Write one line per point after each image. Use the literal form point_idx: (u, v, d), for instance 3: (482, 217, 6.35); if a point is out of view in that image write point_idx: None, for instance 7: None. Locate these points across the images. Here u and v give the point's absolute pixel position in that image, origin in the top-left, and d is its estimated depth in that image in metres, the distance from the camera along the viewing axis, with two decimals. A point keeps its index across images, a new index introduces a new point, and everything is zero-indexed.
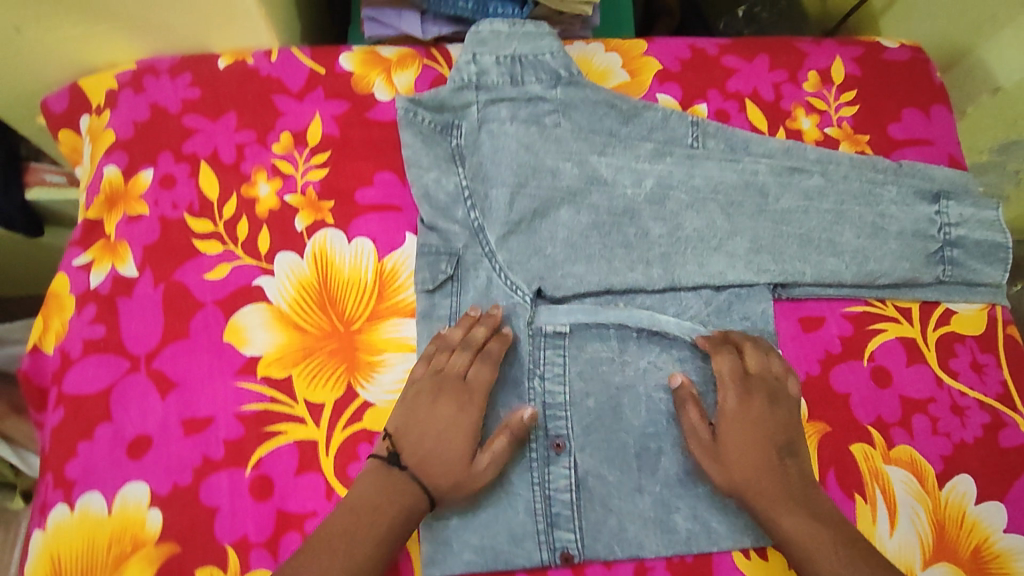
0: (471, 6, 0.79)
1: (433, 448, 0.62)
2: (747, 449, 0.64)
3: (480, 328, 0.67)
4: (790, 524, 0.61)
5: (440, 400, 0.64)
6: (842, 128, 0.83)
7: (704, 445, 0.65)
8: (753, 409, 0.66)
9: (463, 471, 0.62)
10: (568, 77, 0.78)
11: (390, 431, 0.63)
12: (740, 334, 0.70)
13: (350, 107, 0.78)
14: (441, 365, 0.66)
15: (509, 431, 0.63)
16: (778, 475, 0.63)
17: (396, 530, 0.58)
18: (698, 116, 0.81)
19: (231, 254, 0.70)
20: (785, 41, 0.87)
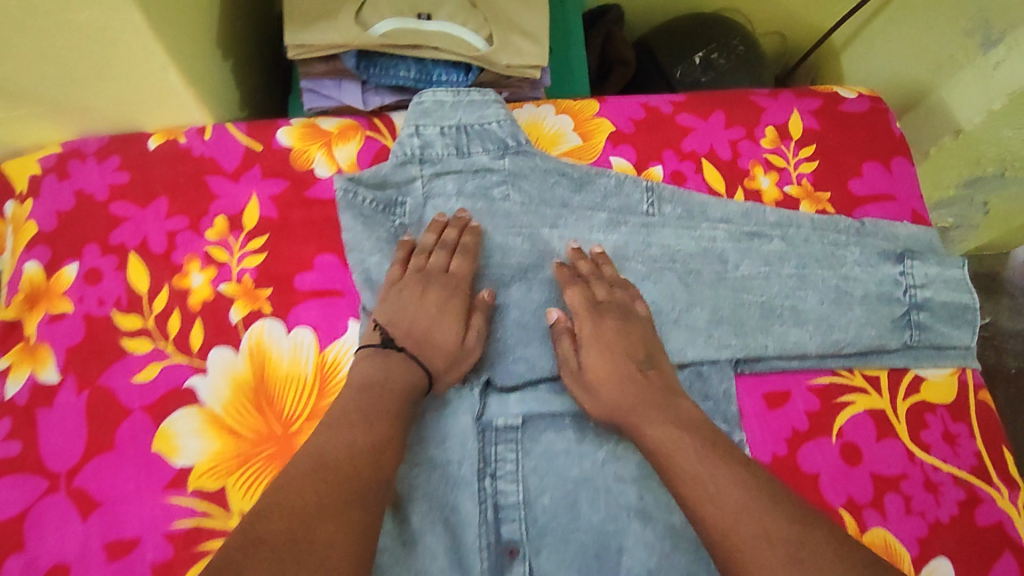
0: (414, 75, 0.75)
1: (428, 331, 0.65)
2: (603, 364, 0.65)
3: (452, 230, 0.70)
4: (654, 434, 0.60)
5: (426, 293, 0.67)
6: (803, 185, 0.81)
7: (573, 368, 0.66)
8: (607, 329, 0.67)
9: (455, 344, 0.66)
10: (515, 146, 0.75)
11: (379, 323, 0.66)
12: (586, 263, 0.71)
13: (288, 186, 0.74)
14: (421, 264, 0.68)
15: (485, 310, 0.68)
16: (633, 384, 0.64)
17: (406, 408, 0.60)
18: (654, 181, 0.78)
19: (161, 353, 0.67)
20: (741, 95, 0.84)
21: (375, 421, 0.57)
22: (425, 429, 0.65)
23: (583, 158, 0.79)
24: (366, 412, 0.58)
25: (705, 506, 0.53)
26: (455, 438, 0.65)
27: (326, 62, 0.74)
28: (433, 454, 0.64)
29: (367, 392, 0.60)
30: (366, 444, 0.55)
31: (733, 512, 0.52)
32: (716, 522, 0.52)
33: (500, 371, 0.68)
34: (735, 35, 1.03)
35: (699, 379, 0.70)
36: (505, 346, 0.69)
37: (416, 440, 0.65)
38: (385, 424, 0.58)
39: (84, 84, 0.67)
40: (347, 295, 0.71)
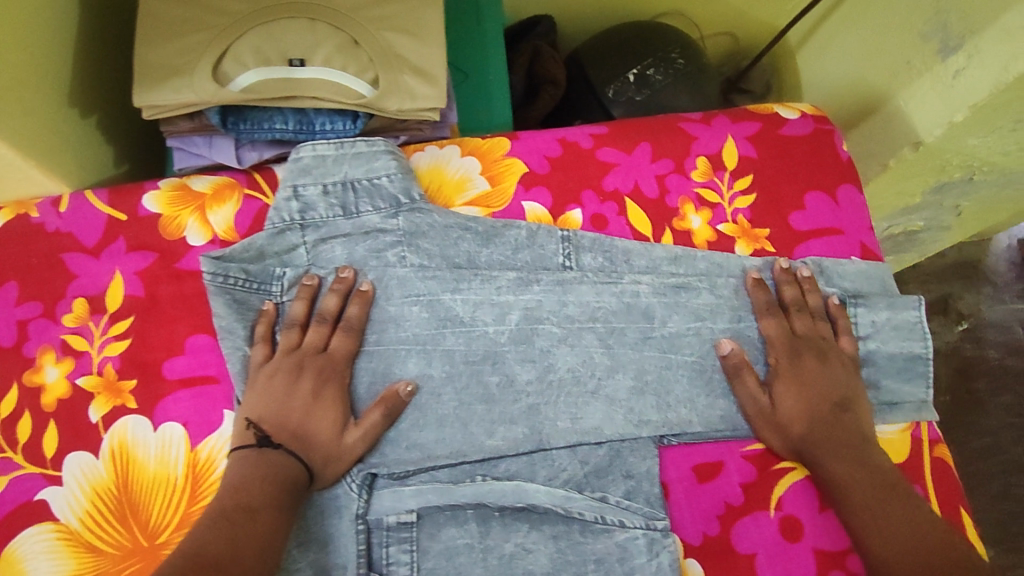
0: (290, 126, 0.68)
1: (303, 421, 0.59)
2: (803, 401, 0.63)
3: (334, 297, 0.64)
4: (846, 475, 0.60)
5: (300, 380, 0.60)
6: (738, 222, 0.73)
7: (755, 399, 0.64)
8: (811, 365, 0.65)
9: (334, 438, 0.59)
10: (408, 202, 0.67)
11: (252, 419, 0.59)
12: (790, 289, 0.68)
13: (157, 259, 0.67)
14: (295, 343, 0.63)
15: (385, 405, 0.61)
16: (830, 424, 0.63)
17: (279, 497, 0.54)
18: (571, 229, 0.70)
19: (10, 463, 0.61)
20: (670, 122, 0.76)
21: (259, 512, 0.53)
22: (307, 531, 0.59)
23: (491, 205, 0.71)
24: (251, 499, 0.53)
25: (879, 536, 0.57)
26: (338, 541, 0.59)
27: (191, 118, 0.67)
28: (315, 560, 0.58)
29: (234, 486, 0.54)
30: (246, 536, 0.50)
31: (903, 543, 0.56)
32: (882, 549, 0.56)
33: (390, 460, 0.62)
34: (675, 46, 0.94)
35: (619, 458, 0.63)
36: (400, 432, 0.62)
37: (297, 545, 0.58)
38: (270, 513, 0.53)
39: None
40: (223, 382, 0.64)
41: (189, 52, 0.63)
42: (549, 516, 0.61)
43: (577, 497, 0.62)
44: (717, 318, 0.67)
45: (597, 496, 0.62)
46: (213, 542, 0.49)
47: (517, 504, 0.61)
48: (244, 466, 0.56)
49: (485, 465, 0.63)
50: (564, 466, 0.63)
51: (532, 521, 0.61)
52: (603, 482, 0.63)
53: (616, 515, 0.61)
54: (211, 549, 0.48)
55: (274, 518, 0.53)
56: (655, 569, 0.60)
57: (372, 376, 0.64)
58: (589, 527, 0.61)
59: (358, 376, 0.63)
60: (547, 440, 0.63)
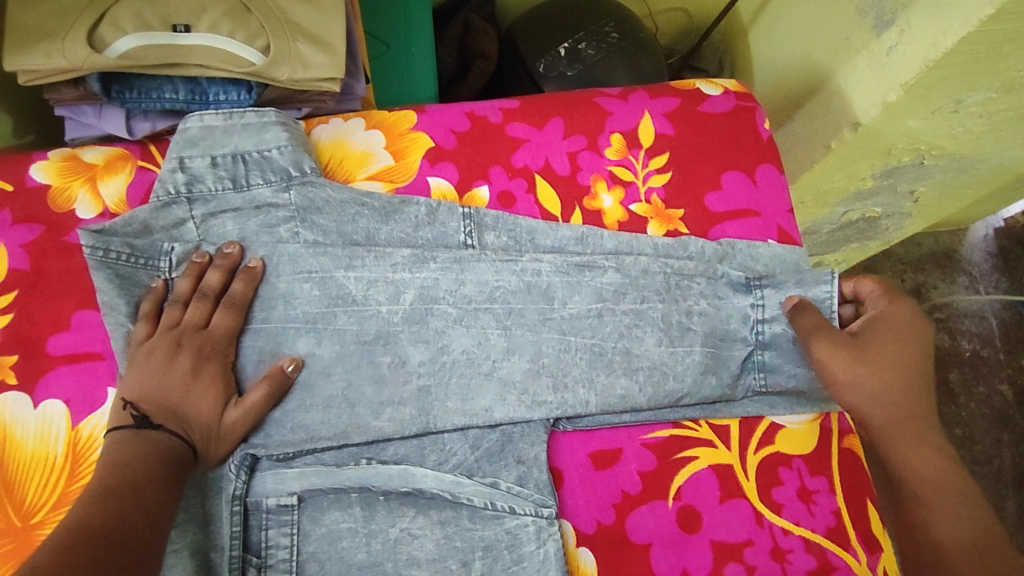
0: (182, 96, 0.66)
1: (182, 399, 0.57)
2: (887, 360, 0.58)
3: (216, 274, 0.62)
4: (926, 465, 0.55)
5: (179, 359, 0.58)
6: (652, 202, 0.70)
7: (844, 347, 0.58)
8: (909, 329, 0.60)
9: (211, 417, 0.57)
10: (300, 175, 0.64)
11: (129, 399, 0.56)
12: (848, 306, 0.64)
13: (44, 231, 0.65)
14: (176, 320, 0.61)
15: (268, 382, 0.58)
16: (913, 402, 0.57)
17: (165, 474, 0.52)
18: (474, 206, 0.68)
19: None
20: (584, 97, 0.73)
21: (145, 487, 0.50)
22: (185, 512, 0.56)
23: (394, 180, 0.69)
24: (135, 475, 0.50)
25: (952, 524, 0.53)
26: (218, 522, 0.56)
27: (76, 86, 0.65)
28: (190, 542, 0.55)
29: (121, 463, 0.51)
30: (137, 513, 0.47)
31: (967, 536, 0.52)
32: (946, 534, 0.53)
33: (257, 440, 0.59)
34: (608, 20, 0.92)
35: (510, 442, 0.61)
36: (285, 412, 0.60)
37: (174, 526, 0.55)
38: (157, 487, 0.51)
39: None
40: (107, 359, 0.62)
41: (66, 15, 0.61)
42: (437, 502, 0.58)
43: (467, 483, 0.58)
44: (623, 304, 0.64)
45: (487, 481, 0.59)
46: (100, 516, 0.46)
47: (402, 488, 0.57)
48: (119, 448, 0.53)
49: (372, 449, 0.60)
50: (454, 450, 0.60)
51: (419, 506, 0.58)
52: (495, 467, 0.60)
53: (506, 502, 0.58)
54: (95, 524, 0.45)
55: (160, 493, 0.50)
56: (543, 558, 0.56)
57: (258, 354, 0.62)
58: (478, 513, 0.58)
59: (244, 356, 0.62)
60: (434, 422, 0.60)
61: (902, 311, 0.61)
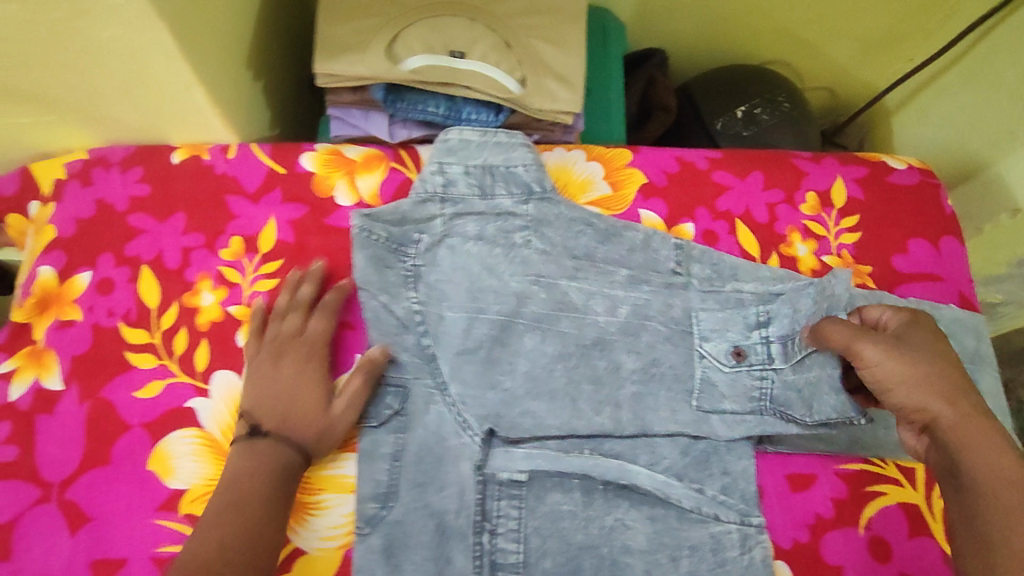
0: (442, 112, 0.73)
1: (287, 403, 0.62)
2: (928, 352, 0.57)
3: (308, 287, 0.69)
4: (1007, 470, 0.50)
5: (280, 367, 0.64)
6: (842, 256, 0.77)
7: (896, 347, 0.56)
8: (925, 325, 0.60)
9: (326, 410, 0.62)
10: (541, 193, 0.73)
11: (244, 410, 0.62)
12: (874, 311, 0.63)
13: (309, 212, 0.73)
14: (274, 331, 0.66)
15: (363, 372, 0.63)
16: (971, 396, 0.55)
17: (260, 488, 0.58)
18: (682, 238, 0.76)
19: (166, 370, 0.66)
20: (781, 157, 0.81)
21: (249, 505, 0.56)
22: (426, 475, 0.63)
23: (611, 208, 0.76)
24: (236, 495, 0.57)
25: None
26: (454, 487, 0.62)
27: (353, 92, 0.73)
28: (430, 501, 0.62)
29: (229, 485, 0.58)
30: (229, 538, 0.54)
31: None
32: None
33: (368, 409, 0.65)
34: (781, 91, 0.99)
35: (716, 454, 0.66)
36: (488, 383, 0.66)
37: (416, 486, 0.62)
38: (259, 504, 0.57)
39: (110, 98, 0.67)
40: (356, 329, 0.70)
41: (365, 32, 0.70)
42: (649, 498, 0.64)
43: (678, 484, 0.64)
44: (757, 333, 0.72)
45: (695, 486, 0.65)
46: (207, 549, 0.53)
47: (621, 480, 0.63)
48: (258, 449, 0.60)
49: (592, 441, 0.66)
50: (665, 454, 0.66)
51: (632, 500, 0.63)
52: (701, 475, 0.66)
53: (711, 509, 0.63)
54: (202, 558, 0.52)
55: (262, 509, 0.57)
56: (747, 564, 0.62)
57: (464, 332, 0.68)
58: (685, 515, 0.63)
59: (449, 331, 0.68)
60: (650, 426, 0.66)
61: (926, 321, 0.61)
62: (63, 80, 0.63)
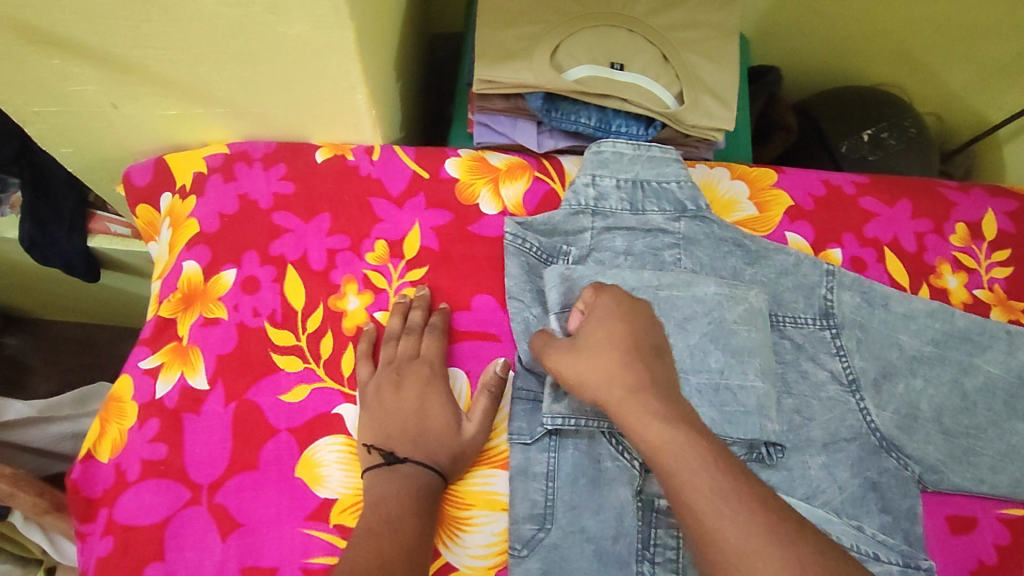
0: (593, 123, 0.72)
1: (419, 426, 0.61)
2: (609, 336, 0.51)
3: (419, 312, 0.66)
4: (657, 439, 0.46)
5: (399, 391, 0.62)
6: (994, 291, 0.75)
7: (567, 350, 0.53)
8: (606, 300, 0.54)
9: (453, 431, 0.61)
10: (694, 210, 0.71)
11: (370, 442, 0.60)
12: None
13: (453, 219, 0.71)
14: (390, 355, 0.65)
15: (488, 390, 0.63)
16: (645, 371, 0.49)
17: (406, 505, 0.55)
18: (832, 264, 0.73)
19: (312, 374, 0.64)
20: (928, 186, 0.79)
21: (400, 521, 0.54)
22: (581, 498, 0.61)
23: (758, 229, 0.74)
24: (390, 511, 0.55)
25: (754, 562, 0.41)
26: (611, 512, 0.61)
27: (505, 99, 0.73)
28: (586, 526, 0.60)
29: (377, 505, 0.55)
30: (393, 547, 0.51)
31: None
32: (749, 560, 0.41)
33: (514, 425, 0.63)
34: (907, 115, 0.98)
35: (878, 491, 0.64)
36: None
37: (571, 509, 0.61)
38: (411, 519, 0.54)
39: (268, 91, 0.67)
40: (504, 342, 0.67)
41: (527, 40, 0.70)
42: None
43: (836, 521, 0.61)
44: (913, 368, 0.69)
45: (855, 524, 0.62)
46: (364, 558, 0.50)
47: None
48: (400, 470, 0.58)
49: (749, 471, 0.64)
50: (824, 488, 0.64)
51: None
52: (860, 511, 0.64)
53: (870, 547, 0.59)
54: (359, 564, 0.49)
55: (414, 525, 0.54)
56: None
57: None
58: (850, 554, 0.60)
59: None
60: (806, 458, 0.65)
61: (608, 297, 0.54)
62: (228, 73, 0.64)
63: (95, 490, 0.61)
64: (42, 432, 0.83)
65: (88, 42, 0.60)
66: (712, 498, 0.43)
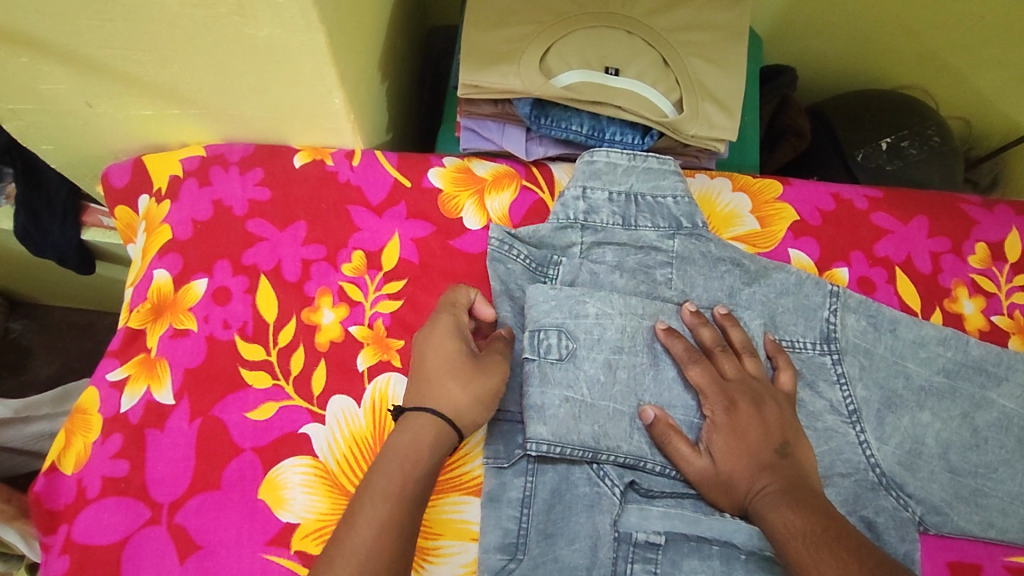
0: (585, 130, 0.69)
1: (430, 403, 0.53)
2: (732, 451, 0.58)
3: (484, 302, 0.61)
4: (778, 516, 0.53)
5: (434, 338, 0.56)
6: (1013, 317, 0.70)
7: (693, 454, 0.58)
8: (741, 420, 0.58)
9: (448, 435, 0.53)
10: (689, 227, 0.67)
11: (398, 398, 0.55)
12: (708, 330, 0.62)
13: (434, 231, 0.68)
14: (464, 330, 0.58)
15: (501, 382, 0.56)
16: (762, 465, 0.57)
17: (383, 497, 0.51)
18: (838, 284, 0.68)
19: (280, 392, 0.62)
20: (949, 201, 0.74)
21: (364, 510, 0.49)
22: (555, 525, 0.58)
23: (758, 245, 0.70)
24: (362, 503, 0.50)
25: None
26: (586, 541, 0.57)
27: (494, 103, 0.70)
28: (560, 555, 0.57)
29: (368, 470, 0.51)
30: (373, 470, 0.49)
31: None
32: None
33: (491, 448, 0.60)
34: (930, 123, 0.92)
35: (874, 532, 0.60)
36: (615, 408, 0.60)
37: (545, 538, 0.57)
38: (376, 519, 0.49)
39: (243, 94, 0.64)
40: None
41: (517, 41, 0.66)
42: None
43: None
44: (920, 400, 0.64)
45: None
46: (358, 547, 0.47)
47: (765, 552, 0.57)
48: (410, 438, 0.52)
49: None
50: None
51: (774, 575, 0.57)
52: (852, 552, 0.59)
53: None
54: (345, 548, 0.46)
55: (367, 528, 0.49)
56: None
57: (589, 348, 0.61)
58: None
59: (578, 360, 0.60)
60: None
61: (700, 375, 0.60)
62: (200, 75, 0.61)
63: (58, 503, 0.58)
64: (19, 432, 0.84)
65: (52, 41, 0.57)
66: (840, 552, 0.48)
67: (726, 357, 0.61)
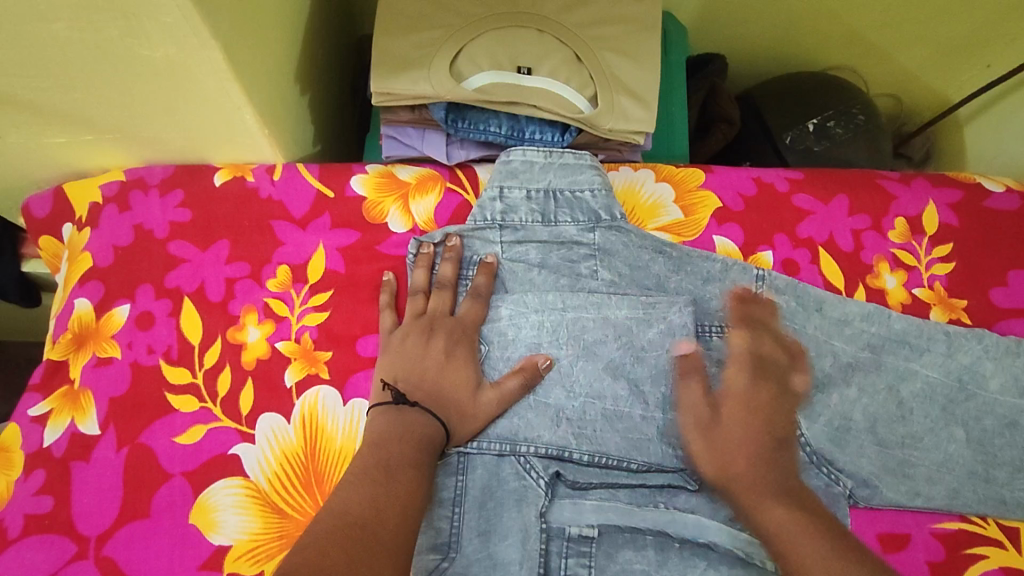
0: (505, 130, 0.70)
1: (439, 380, 0.58)
2: (713, 434, 0.57)
3: (449, 264, 0.64)
4: (770, 510, 0.52)
5: (405, 346, 0.60)
6: (934, 289, 0.71)
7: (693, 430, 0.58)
8: (736, 400, 0.59)
9: (471, 400, 0.58)
10: (609, 220, 0.67)
11: (388, 380, 0.58)
12: (726, 322, 0.63)
13: (360, 239, 0.68)
14: (421, 308, 0.63)
15: (524, 373, 0.60)
16: (755, 451, 0.57)
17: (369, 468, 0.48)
18: (762, 268, 0.69)
19: (208, 414, 0.61)
20: (867, 178, 0.75)
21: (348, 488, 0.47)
22: (488, 522, 0.58)
23: (683, 234, 0.70)
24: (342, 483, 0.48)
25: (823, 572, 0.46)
26: (516, 537, 0.57)
27: (411, 110, 0.70)
28: (494, 552, 0.56)
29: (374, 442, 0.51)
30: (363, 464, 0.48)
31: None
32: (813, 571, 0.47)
33: None
34: (855, 102, 0.94)
35: None
36: (537, 399, 0.61)
37: (478, 535, 0.57)
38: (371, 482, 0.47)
39: (152, 115, 0.63)
40: None
41: (428, 47, 0.67)
42: (728, 556, 0.58)
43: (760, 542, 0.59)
44: (847, 377, 0.65)
45: None
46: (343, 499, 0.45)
47: (699, 538, 0.58)
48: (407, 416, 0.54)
49: (666, 493, 0.61)
50: None
51: (710, 560, 0.58)
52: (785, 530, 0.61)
53: None
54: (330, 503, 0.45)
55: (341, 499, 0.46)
56: None
57: (503, 349, 0.62)
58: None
59: (491, 363, 0.62)
60: None
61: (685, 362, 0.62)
62: (105, 99, 0.60)
63: None
64: None
65: None
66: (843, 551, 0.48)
67: (719, 343, 0.62)
